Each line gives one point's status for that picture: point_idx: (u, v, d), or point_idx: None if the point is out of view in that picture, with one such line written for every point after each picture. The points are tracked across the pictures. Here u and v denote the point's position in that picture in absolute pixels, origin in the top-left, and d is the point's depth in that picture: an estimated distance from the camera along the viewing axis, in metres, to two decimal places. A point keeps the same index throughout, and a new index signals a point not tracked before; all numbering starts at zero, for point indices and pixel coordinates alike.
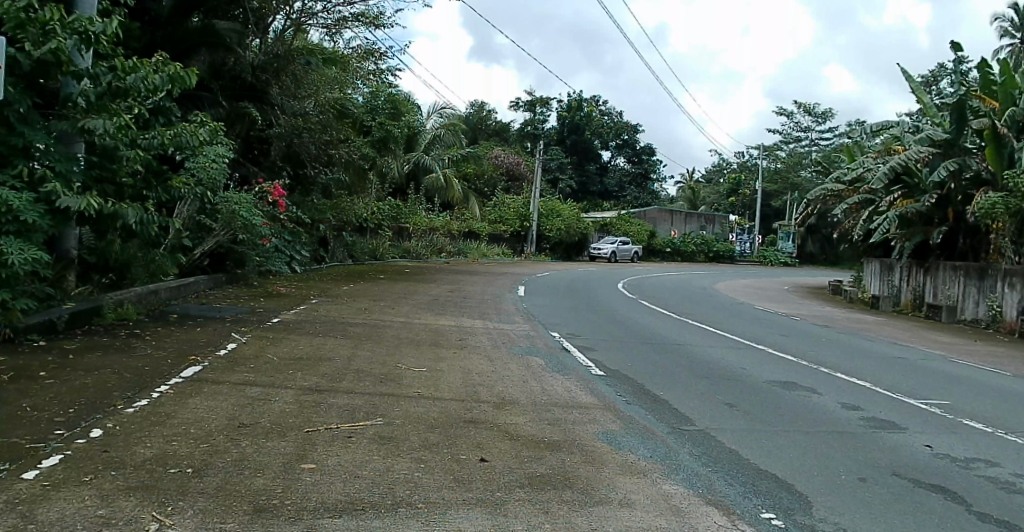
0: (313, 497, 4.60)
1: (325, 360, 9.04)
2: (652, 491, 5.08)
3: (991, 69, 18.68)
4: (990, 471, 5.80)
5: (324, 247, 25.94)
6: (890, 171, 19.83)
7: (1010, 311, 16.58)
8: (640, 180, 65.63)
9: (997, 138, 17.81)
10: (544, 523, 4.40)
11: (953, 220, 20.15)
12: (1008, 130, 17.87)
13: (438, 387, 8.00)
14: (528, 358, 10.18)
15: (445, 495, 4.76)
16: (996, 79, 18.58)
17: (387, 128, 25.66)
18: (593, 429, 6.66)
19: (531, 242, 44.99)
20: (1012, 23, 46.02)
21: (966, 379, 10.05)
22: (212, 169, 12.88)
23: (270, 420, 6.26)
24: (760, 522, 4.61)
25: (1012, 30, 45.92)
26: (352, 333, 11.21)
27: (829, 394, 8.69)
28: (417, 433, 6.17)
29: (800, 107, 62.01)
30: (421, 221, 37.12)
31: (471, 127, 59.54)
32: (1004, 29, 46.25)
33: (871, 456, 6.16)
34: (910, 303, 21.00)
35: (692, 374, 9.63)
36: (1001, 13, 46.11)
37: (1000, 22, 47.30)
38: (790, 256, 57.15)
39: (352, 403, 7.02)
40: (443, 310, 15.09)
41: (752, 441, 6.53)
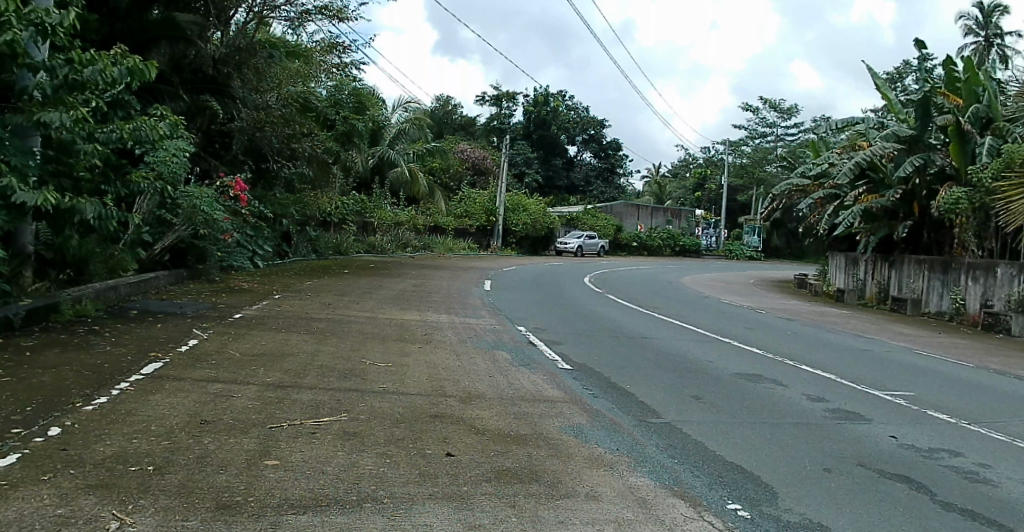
0: (277, 494, 4.54)
1: (288, 356, 8.91)
2: (619, 484, 5.11)
3: (954, 66, 19.07)
4: (953, 461, 5.93)
5: (286, 242, 25.66)
6: (855, 166, 20.11)
7: (973, 303, 16.97)
8: (606, 175, 66.02)
9: (961, 134, 18.19)
10: (511, 517, 4.39)
11: (917, 215, 20.57)
12: (971, 127, 18.25)
13: (404, 382, 7.93)
14: (494, 352, 10.14)
15: (412, 491, 4.73)
16: (959, 76, 18.97)
17: (351, 122, 25.43)
18: (560, 423, 6.66)
19: (497, 237, 44.87)
20: (976, 22, 46.97)
21: (931, 370, 10.23)
22: (173, 164, 12.64)
23: (233, 416, 6.17)
24: (726, 512, 4.67)
25: (976, 28, 46.93)
26: (315, 329, 11.08)
27: (794, 386, 8.80)
28: (383, 428, 6.14)
29: (766, 102, 62.70)
30: (386, 216, 36.89)
31: (436, 120, 59.20)
32: (969, 28, 47.20)
33: (835, 446, 6.27)
34: (874, 296, 21.38)
35: (658, 367, 9.69)
36: (965, 12, 47.10)
37: (964, 20, 48.38)
38: (755, 249, 57.81)
39: (315, 400, 6.92)
40: (408, 305, 14.97)
41: (718, 433, 6.60)
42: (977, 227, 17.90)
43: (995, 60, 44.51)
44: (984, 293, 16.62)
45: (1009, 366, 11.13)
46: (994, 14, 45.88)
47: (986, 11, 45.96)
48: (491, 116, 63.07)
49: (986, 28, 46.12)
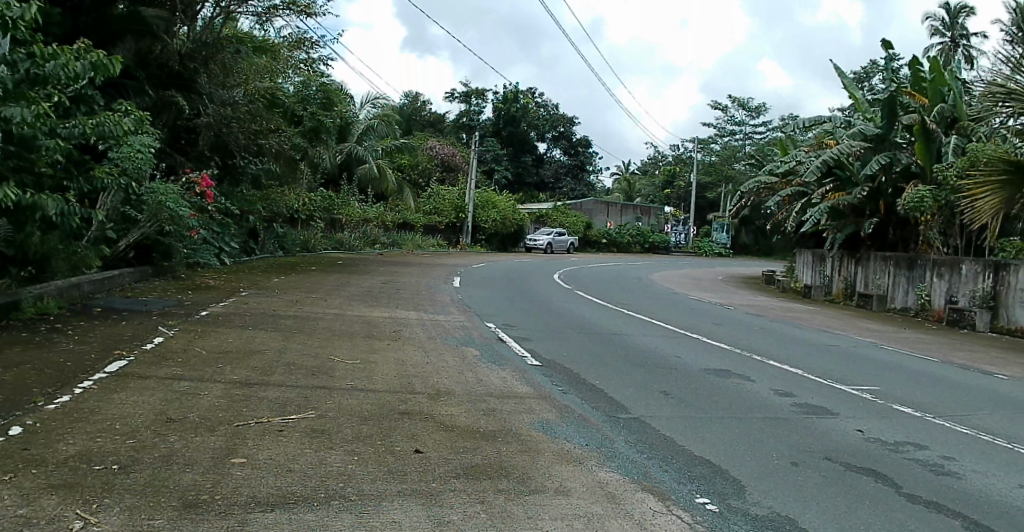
0: (244, 492, 4.49)
1: (254, 353, 8.81)
2: (589, 479, 5.12)
3: (921, 66, 19.39)
4: (919, 454, 6.05)
5: (253, 238, 25.35)
6: (822, 164, 20.39)
7: (938, 299, 17.34)
8: (576, 172, 66.22)
9: (926, 133, 18.51)
10: (480, 513, 4.40)
11: (883, 212, 20.93)
12: (937, 126, 18.56)
13: (372, 379, 7.89)
14: (463, 348, 10.16)
15: (379, 488, 4.71)
16: (925, 76, 19.28)
17: (319, 118, 25.20)
18: (529, 419, 6.69)
19: (467, 234, 44.71)
20: (943, 23, 47.97)
21: (897, 366, 10.42)
22: (137, 160, 12.38)
23: (199, 415, 6.08)
24: (695, 506, 4.71)
25: (943, 29, 47.98)
26: (283, 326, 10.97)
27: (762, 382, 8.90)
28: (350, 425, 6.09)
29: (734, 101, 63.38)
30: (354, 213, 36.62)
31: (405, 116, 58.90)
32: (935, 28, 48.19)
33: (802, 440, 6.36)
34: (841, 292, 21.76)
35: (627, 363, 9.75)
36: (932, 13, 48.14)
37: (930, 21, 49.43)
38: (723, 246, 58.43)
39: (282, 397, 6.85)
40: (377, 302, 14.89)
41: (686, 428, 6.65)
42: (942, 224, 18.27)
43: (959, 61, 45.54)
44: (949, 289, 16.98)
45: (973, 360, 11.40)
46: (961, 15, 46.96)
47: (953, 13, 46.98)
48: (460, 113, 62.90)
49: (953, 29, 47.19)
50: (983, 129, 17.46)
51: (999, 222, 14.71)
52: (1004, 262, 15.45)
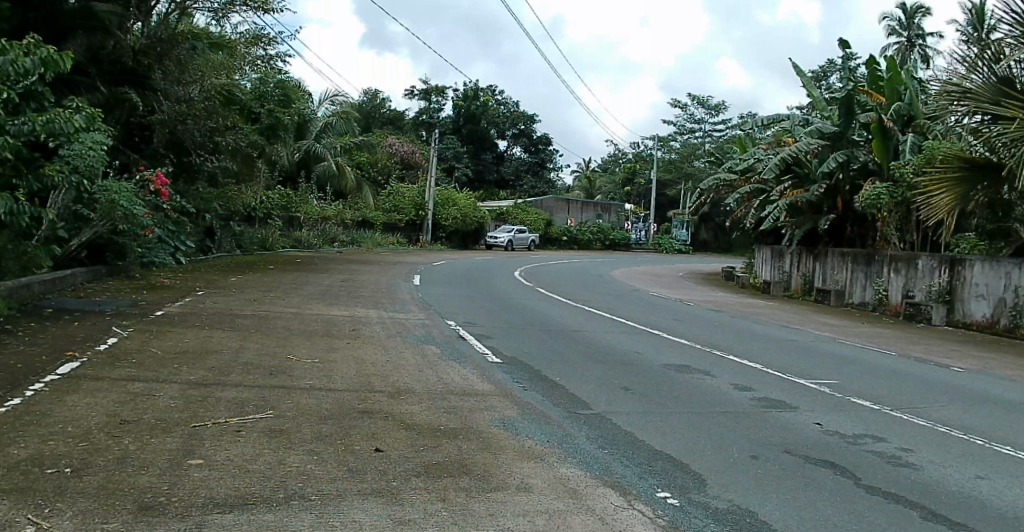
0: (201, 493, 4.40)
1: (211, 353, 8.67)
2: (550, 475, 5.13)
3: (877, 65, 19.80)
4: (877, 446, 6.20)
5: (210, 237, 24.89)
6: (781, 162, 20.72)
7: (895, 294, 17.77)
8: (536, 169, 66.42)
9: (883, 131, 18.89)
10: (441, 511, 4.37)
11: (841, 209, 21.38)
12: (895, 124, 18.94)
13: (331, 378, 7.81)
14: (423, 346, 10.10)
15: (339, 487, 4.66)
16: (881, 75, 19.69)
17: (276, 116, 24.88)
18: (490, 416, 6.67)
19: (427, 232, 44.51)
20: (900, 23, 49.19)
21: (854, 360, 10.65)
22: (90, 158, 11.96)
23: (154, 416, 5.95)
24: (655, 501, 4.75)
25: (899, 29, 49.17)
26: (239, 325, 10.81)
27: (723, 376, 9.03)
28: (310, 425, 6.01)
29: (694, 99, 64.12)
30: (313, 211, 36.21)
31: (364, 114, 58.42)
32: (892, 28, 49.39)
33: (761, 434, 6.46)
34: (800, 288, 22.16)
35: (589, 359, 9.79)
36: (889, 13, 49.35)
37: (886, 21, 50.64)
38: (683, 243, 59.07)
39: (239, 397, 6.73)
40: (336, 300, 14.76)
41: (647, 423, 6.72)
42: (898, 221, 18.71)
43: (915, 60, 46.74)
44: (906, 284, 17.41)
45: (929, 353, 11.71)
46: (916, 16, 48.24)
47: (909, 13, 48.21)
48: (420, 110, 62.62)
49: (909, 29, 48.40)
50: (939, 128, 17.90)
51: (953, 218, 15.08)
52: (958, 257, 15.88)
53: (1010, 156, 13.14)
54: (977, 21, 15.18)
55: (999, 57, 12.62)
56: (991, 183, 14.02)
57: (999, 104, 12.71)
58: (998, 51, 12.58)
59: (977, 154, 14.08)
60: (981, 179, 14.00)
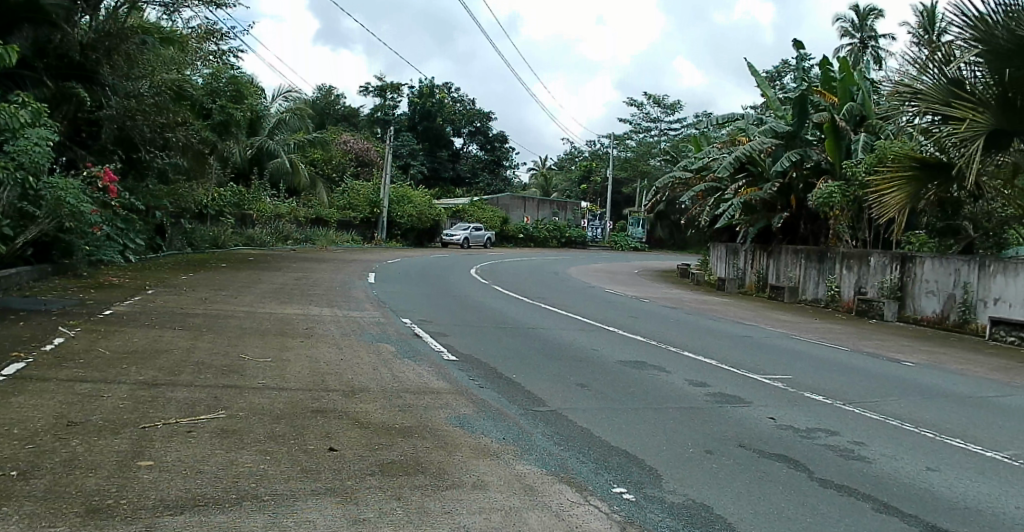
0: (152, 496, 4.29)
1: (162, 352, 8.46)
2: (505, 472, 5.14)
3: (830, 66, 20.23)
4: (829, 440, 6.34)
5: (160, 235, 24.29)
6: (736, 161, 21.05)
7: (847, 291, 18.22)
8: (492, 167, 66.42)
9: (836, 131, 19.30)
10: (397, 510, 4.33)
11: (794, 207, 21.81)
12: (846, 124, 19.36)
13: (284, 377, 7.69)
14: (378, 345, 9.99)
15: (293, 487, 4.59)
16: (834, 76, 20.13)
17: (229, 112, 24.40)
18: (446, 415, 6.63)
19: (382, 230, 44.11)
20: (852, 25, 50.36)
21: (807, 355, 10.87)
22: (35, 153, 11.52)
23: (103, 417, 5.78)
24: (611, 496, 4.79)
25: (852, 30, 50.33)
26: (191, 324, 10.57)
27: (678, 372, 9.14)
28: (263, 425, 5.91)
29: (650, 98, 64.76)
30: (266, 209, 35.59)
31: (318, 110, 57.73)
32: (845, 30, 50.55)
33: (715, 429, 6.55)
34: (754, 284, 22.57)
35: (546, 357, 9.82)
36: (843, 15, 50.52)
37: (839, 22, 51.81)
38: (639, 240, 59.63)
39: (190, 397, 6.59)
40: (289, 298, 14.55)
41: (602, 419, 6.76)
42: (851, 219, 19.15)
43: (867, 61, 47.95)
44: (858, 281, 17.85)
45: (880, 348, 12.03)
46: (869, 18, 49.45)
47: (862, 15, 49.39)
48: (375, 107, 62.08)
49: (862, 30, 49.55)
50: (889, 128, 18.35)
51: (904, 216, 15.45)
52: (909, 254, 16.31)
53: (960, 156, 13.59)
54: (925, 22, 15.60)
55: (948, 59, 12.93)
56: (941, 182, 14.44)
57: (950, 104, 13.11)
58: (948, 53, 12.91)
59: (927, 154, 14.48)
60: (931, 178, 14.40)
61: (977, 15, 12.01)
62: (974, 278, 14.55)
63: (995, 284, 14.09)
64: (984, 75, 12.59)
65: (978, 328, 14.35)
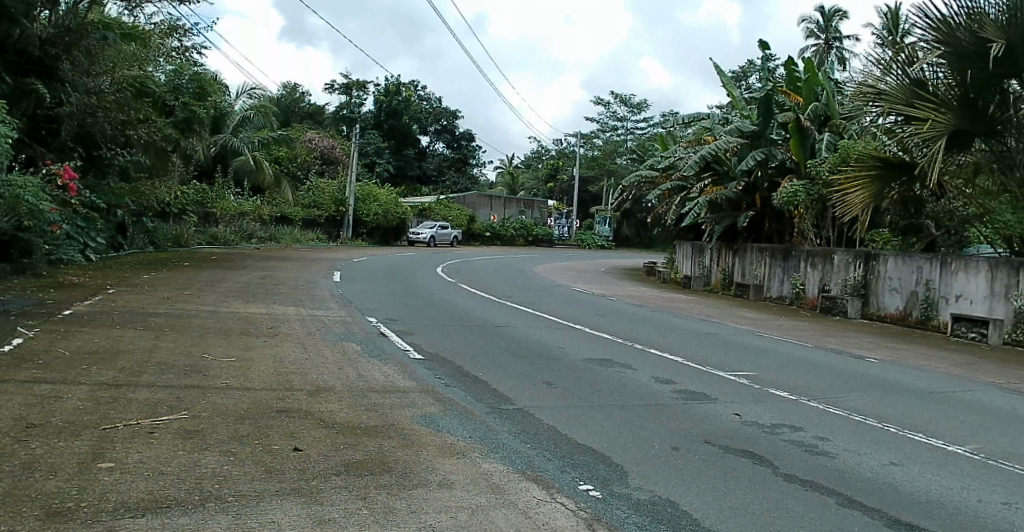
0: (113, 498, 4.19)
1: (124, 353, 8.29)
2: (472, 471, 5.12)
3: (794, 66, 20.53)
4: (793, 435, 6.43)
5: (121, 233, 23.79)
6: (701, 159, 21.27)
7: (812, 288, 18.52)
8: (459, 165, 66.29)
9: (800, 131, 19.59)
10: (363, 510, 4.29)
11: (759, 205, 22.09)
12: (811, 124, 19.66)
13: (247, 377, 7.58)
14: (343, 344, 9.89)
15: (258, 488, 4.52)
16: (798, 76, 20.44)
17: (192, 109, 23.94)
18: (412, 413, 6.59)
19: (348, 228, 43.70)
20: (817, 25, 51.17)
21: (771, 352, 11.02)
22: None
23: (62, 419, 5.64)
24: (577, 493, 4.81)
25: (817, 31, 51.08)
26: (154, 324, 10.38)
27: (644, 369, 9.20)
28: (227, 425, 5.83)
29: (617, 97, 65.14)
30: (230, 207, 35.00)
31: (282, 107, 57.02)
32: (811, 30, 51.33)
33: (681, 425, 6.61)
34: (720, 282, 22.83)
35: (513, 355, 9.82)
36: (808, 16, 51.29)
37: (805, 23, 52.63)
38: (605, 239, 59.94)
39: (152, 398, 6.47)
40: (253, 297, 14.35)
41: (569, 417, 6.78)
42: (815, 217, 19.45)
43: (831, 62, 48.73)
44: (822, 278, 18.16)
45: (843, 345, 12.24)
46: (834, 18, 50.29)
47: (827, 15, 50.21)
48: (340, 105, 61.59)
49: (827, 31, 50.34)
50: (853, 128, 18.68)
51: (867, 215, 15.72)
52: (872, 252, 16.62)
53: (922, 155, 13.96)
54: (889, 24, 15.97)
55: (911, 60, 13.35)
56: (904, 181, 14.73)
57: (912, 105, 13.39)
58: (911, 55, 13.36)
59: (890, 153, 14.77)
60: (895, 177, 14.67)
61: (940, 17, 12.56)
62: (936, 275, 14.88)
63: (956, 282, 14.43)
64: (946, 77, 13.06)
65: (940, 324, 14.68)
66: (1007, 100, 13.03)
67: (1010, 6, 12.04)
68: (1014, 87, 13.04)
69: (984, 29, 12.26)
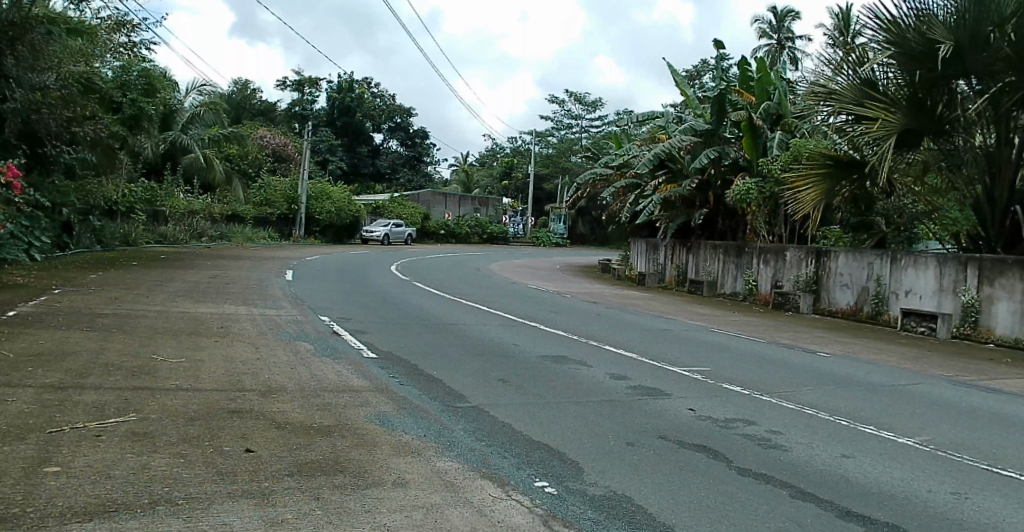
0: (58, 502, 4.05)
1: (69, 354, 8.02)
2: (427, 469, 5.08)
3: (747, 66, 20.88)
4: (747, 429, 6.53)
5: (66, 232, 23.00)
6: (656, 158, 21.49)
7: (765, 284, 18.87)
8: (413, 163, 65.89)
9: (753, 129, 19.93)
10: (315, 510, 4.21)
11: (712, 203, 22.43)
12: (763, 122, 20.01)
13: (198, 377, 7.41)
14: (296, 344, 9.72)
15: (209, 490, 4.41)
16: (751, 76, 20.79)
17: (140, 106, 23.19)
18: (366, 413, 6.52)
19: (301, 226, 43.08)
20: (770, 26, 52.19)
21: (727, 347, 11.18)
22: None
23: (5, 422, 5.42)
24: (533, 490, 4.79)
25: (769, 31, 52.07)
26: (100, 325, 10.07)
27: (599, 366, 9.25)
28: (176, 427, 5.67)
29: (572, 96, 65.46)
30: (179, 205, 34.16)
31: (233, 104, 55.97)
32: (764, 30, 52.30)
33: (637, 421, 6.66)
34: (674, 279, 23.12)
35: (469, 353, 9.77)
36: (761, 15, 52.29)
37: (758, 23, 53.60)
38: (560, 236, 60.20)
39: (99, 400, 6.27)
40: (204, 297, 14.01)
41: (526, 414, 6.78)
42: (768, 215, 19.80)
43: (783, 61, 49.71)
44: (775, 274, 18.51)
45: (795, 340, 12.47)
46: (786, 19, 51.33)
47: (779, 16, 51.22)
48: (292, 102, 60.73)
49: (779, 31, 51.39)
50: (804, 127, 19.06)
51: (819, 212, 16.04)
52: (824, 249, 17.02)
53: (873, 154, 14.30)
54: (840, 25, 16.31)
55: (862, 60, 13.71)
56: (854, 179, 15.06)
57: (863, 104, 13.66)
58: (862, 55, 13.72)
59: (842, 152, 15.14)
60: (845, 175, 14.99)
61: (890, 18, 13.00)
62: (886, 271, 15.28)
63: (906, 278, 14.83)
64: (897, 76, 13.47)
65: (890, 319, 15.08)
66: (955, 100, 13.50)
67: (958, 8, 12.48)
68: (963, 88, 13.50)
69: (933, 30, 12.66)
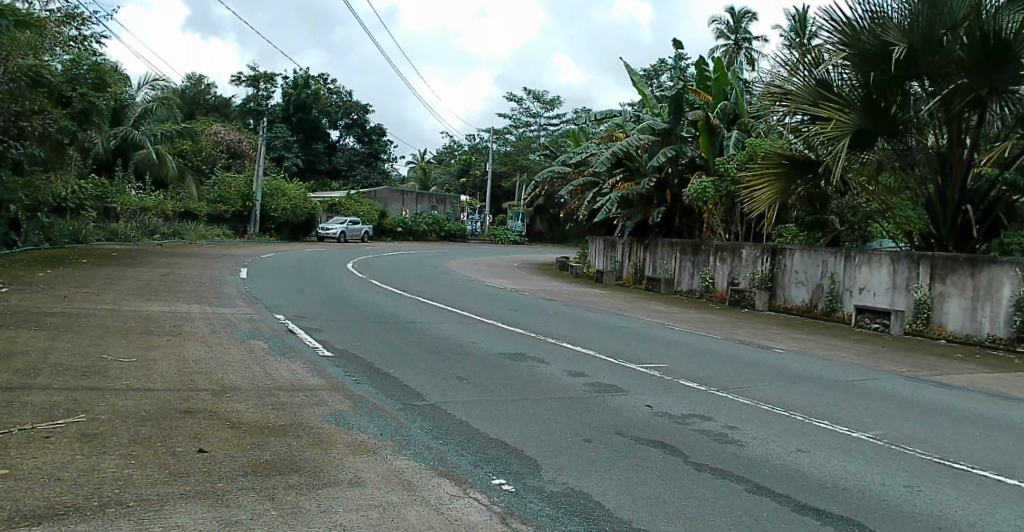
0: (4, 505, 3.90)
1: (14, 354, 7.74)
2: (384, 468, 5.02)
3: (705, 65, 21.12)
4: (704, 425, 6.60)
5: (14, 229, 22.09)
6: (614, 156, 21.63)
7: (721, 282, 19.14)
8: (370, 159, 65.01)
9: (710, 129, 20.18)
10: (271, 510, 4.14)
11: (670, 201, 22.69)
12: (719, 122, 20.28)
13: (150, 377, 7.22)
14: (250, 343, 9.52)
15: (162, 491, 4.29)
16: (708, 75, 21.04)
17: (90, 100, 22.47)
18: (322, 412, 6.42)
19: (255, 223, 42.36)
20: (727, 26, 52.89)
21: (683, 344, 11.30)
22: None
23: None
24: (492, 488, 4.77)
25: (727, 31, 52.77)
26: (48, 324, 9.75)
27: (557, 363, 9.26)
28: (127, 428, 5.51)
29: (530, 93, 65.49)
30: (130, 201, 33.31)
31: (185, 99, 54.74)
32: (721, 31, 52.98)
33: (595, 418, 6.68)
34: (631, 276, 23.31)
35: (428, 351, 9.69)
36: (719, 16, 52.98)
37: (715, 24, 54.29)
38: (518, 234, 60.21)
39: (48, 401, 6.06)
40: (156, 295, 13.68)
41: (485, 412, 6.75)
42: (724, 212, 20.08)
43: (740, 61, 50.43)
44: (731, 271, 18.78)
45: (749, 336, 12.68)
46: (742, 21, 52.10)
47: (736, 17, 51.93)
48: (247, 97, 59.62)
49: (736, 32, 52.14)
50: (759, 127, 19.38)
51: (774, 210, 16.31)
52: (778, 247, 17.33)
53: (826, 153, 14.58)
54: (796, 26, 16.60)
55: (818, 61, 13.99)
56: (808, 178, 15.35)
57: (817, 105, 13.96)
58: (818, 57, 14.02)
59: (796, 151, 15.41)
60: (800, 175, 15.28)
61: (845, 20, 13.32)
62: (840, 269, 15.62)
63: (859, 275, 15.19)
64: (851, 78, 13.75)
65: (844, 315, 15.42)
66: (908, 101, 13.79)
67: (911, 11, 12.83)
68: (915, 89, 13.83)
69: (887, 32, 13.05)
